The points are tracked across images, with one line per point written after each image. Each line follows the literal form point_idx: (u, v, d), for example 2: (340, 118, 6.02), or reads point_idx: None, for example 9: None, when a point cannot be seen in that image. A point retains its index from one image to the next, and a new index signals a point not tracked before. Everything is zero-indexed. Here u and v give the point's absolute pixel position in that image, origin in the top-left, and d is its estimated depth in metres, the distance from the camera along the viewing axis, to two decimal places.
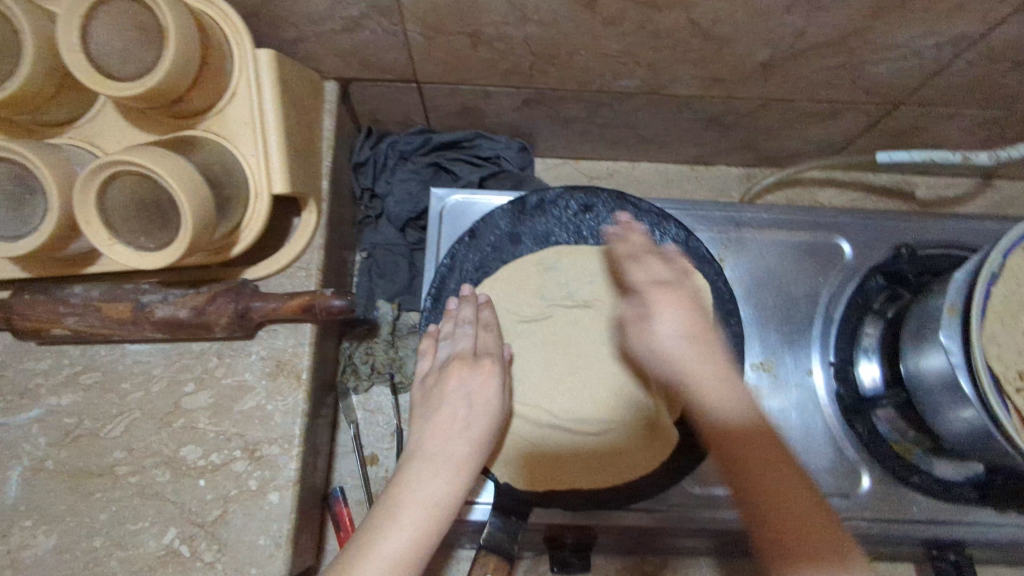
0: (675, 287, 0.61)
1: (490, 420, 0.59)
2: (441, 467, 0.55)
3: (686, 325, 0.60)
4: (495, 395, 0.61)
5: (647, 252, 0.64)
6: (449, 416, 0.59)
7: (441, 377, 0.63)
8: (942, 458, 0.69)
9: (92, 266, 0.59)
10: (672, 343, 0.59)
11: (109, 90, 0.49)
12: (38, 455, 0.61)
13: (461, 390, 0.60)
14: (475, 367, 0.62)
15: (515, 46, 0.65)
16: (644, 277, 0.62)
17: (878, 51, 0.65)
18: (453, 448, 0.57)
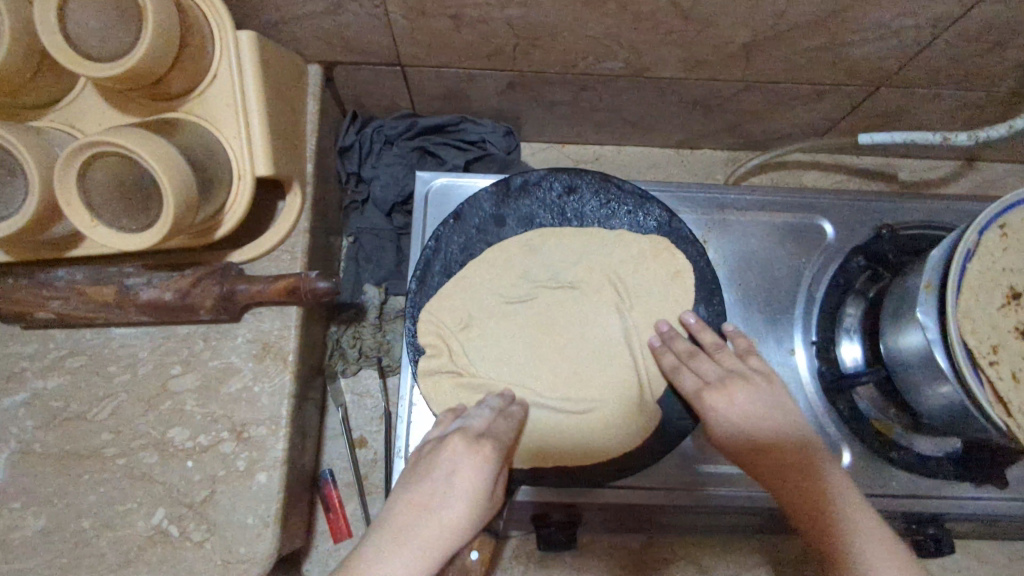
0: (726, 379, 0.59)
1: (470, 507, 0.50)
2: (402, 552, 0.46)
3: (745, 415, 0.57)
4: (484, 481, 0.51)
5: (695, 353, 0.62)
6: (428, 492, 0.50)
7: (437, 448, 0.54)
8: (921, 436, 0.70)
9: (76, 250, 0.59)
10: (735, 440, 0.56)
11: (88, 71, 0.49)
12: (25, 438, 0.62)
13: (451, 467, 0.51)
14: (473, 445, 0.53)
15: (498, 29, 0.65)
16: (692, 383, 0.60)
17: (859, 32, 0.65)
18: (421, 531, 0.48)
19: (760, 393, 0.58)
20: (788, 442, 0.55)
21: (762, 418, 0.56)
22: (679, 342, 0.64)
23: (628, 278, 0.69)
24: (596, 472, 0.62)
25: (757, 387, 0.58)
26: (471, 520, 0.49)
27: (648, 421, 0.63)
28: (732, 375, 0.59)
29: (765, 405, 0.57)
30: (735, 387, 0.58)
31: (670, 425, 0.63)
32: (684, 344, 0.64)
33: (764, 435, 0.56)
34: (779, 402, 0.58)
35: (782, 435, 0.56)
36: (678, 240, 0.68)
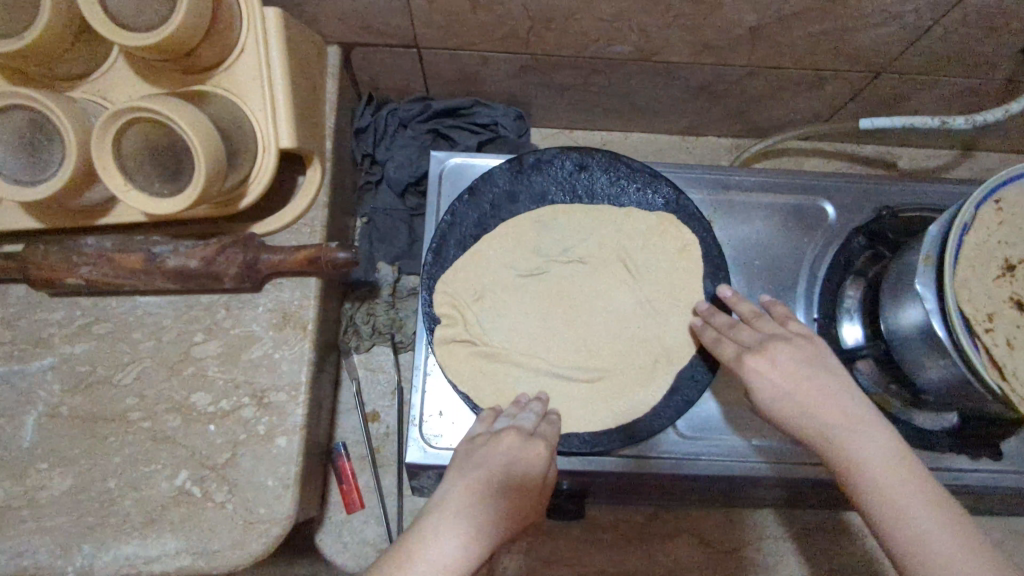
0: (768, 341, 0.58)
1: (524, 498, 0.51)
2: (454, 529, 0.47)
3: (789, 375, 0.55)
4: (534, 477, 0.53)
5: (734, 325, 0.62)
6: (484, 477, 0.51)
7: (493, 439, 0.55)
8: (920, 411, 0.72)
9: (105, 217, 0.61)
10: (782, 402, 0.55)
11: (123, 39, 0.51)
12: (53, 401, 0.64)
13: (508, 458, 0.53)
14: (526, 441, 0.55)
15: (513, 10, 0.68)
16: (733, 351, 0.60)
17: (861, 18, 0.68)
18: (479, 512, 0.48)
19: (803, 352, 0.56)
20: (838, 406, 0.53)
21: (804, 377, 0.55)
22: (717, 317, 0.64)
23: (636, 254, 0.71)
24: (606, 439, 0.64)
25: (797, 347, 0.57)
26: (521, 509, 0.51)
27: (656, 388, 0.66)
28: (772, 338, 0.58)
29: (807, 363, 0.56)
30: (777, 349, 0.57)
31: (678, 392, 0.65)
32: (723, 317, 0.64)
33: (810, 398, 0.54)
34: (823, 360, 0.56)
35: (837, 412, 0.53)
36: (685, 217, 0.70)
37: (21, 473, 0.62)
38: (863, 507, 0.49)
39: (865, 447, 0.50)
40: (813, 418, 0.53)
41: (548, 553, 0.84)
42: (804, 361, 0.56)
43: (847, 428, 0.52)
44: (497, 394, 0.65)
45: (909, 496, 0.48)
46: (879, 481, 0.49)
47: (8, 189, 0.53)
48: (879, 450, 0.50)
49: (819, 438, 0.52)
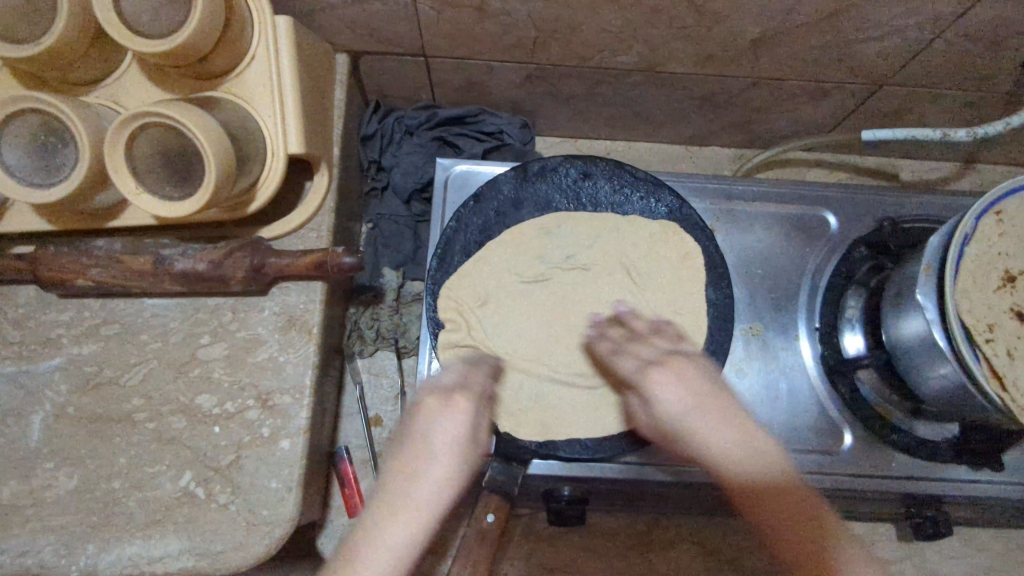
0: (671, 358, 0.62)
1: (456, 462, 0.51)
2: (394, 522, 0.46)
3: (692, 391, 0.59)
4: (467, 443, 0.53)
5: (633, 338, 0.65)
6: (412, 457, 0.50)
7: (415, 412, 0.54)
8: (921, 421, 0.73)
9: (116, 220, 0.62)
10: (686, 417, 0.58)
11: (138, 45, 0.52)
12: (60, 400, 0.64)
13: (437, 430, 0.52)
14: (448, 401, 0.54)
15: (520, 21, 0.69)
16: (633, 365, 0.62)
17: (862, 31, 0.69)
18: (413, 496, 0.48)
19: (707, 370, 0.61)
20: (734, 421, 0.58)
21: (703, 393, 0.59)
22: (612, 331, 0.67)
23: (639, 262, 0.72)
24: (607, 445, 0.64)
25: (696, 364, 0.62)
26: (461, 480, 0.51)
27: None
28: (674, 355, 0.62)
29: (705, 381, 0.60)
30: (679, 365, 0.61)
31: None
32: (619, 333, 0.66)
33: (713, 414, 0.57)
34: (718, 378, 0.61)
35: (735, 428, 0.57)
36: (688, 226, 0.71)
37: (28, 472, 0.63)
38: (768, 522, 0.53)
39: (752, 468, 0.55)
40: (713, 435, 0.56)
41: (549, 559, 0.84)
42: (704, 378, 0.61)
43: (745, 445, 0.56)
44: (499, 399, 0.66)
45: (787, 521, 0.52)
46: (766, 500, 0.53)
47: (22, 190, 0.54)
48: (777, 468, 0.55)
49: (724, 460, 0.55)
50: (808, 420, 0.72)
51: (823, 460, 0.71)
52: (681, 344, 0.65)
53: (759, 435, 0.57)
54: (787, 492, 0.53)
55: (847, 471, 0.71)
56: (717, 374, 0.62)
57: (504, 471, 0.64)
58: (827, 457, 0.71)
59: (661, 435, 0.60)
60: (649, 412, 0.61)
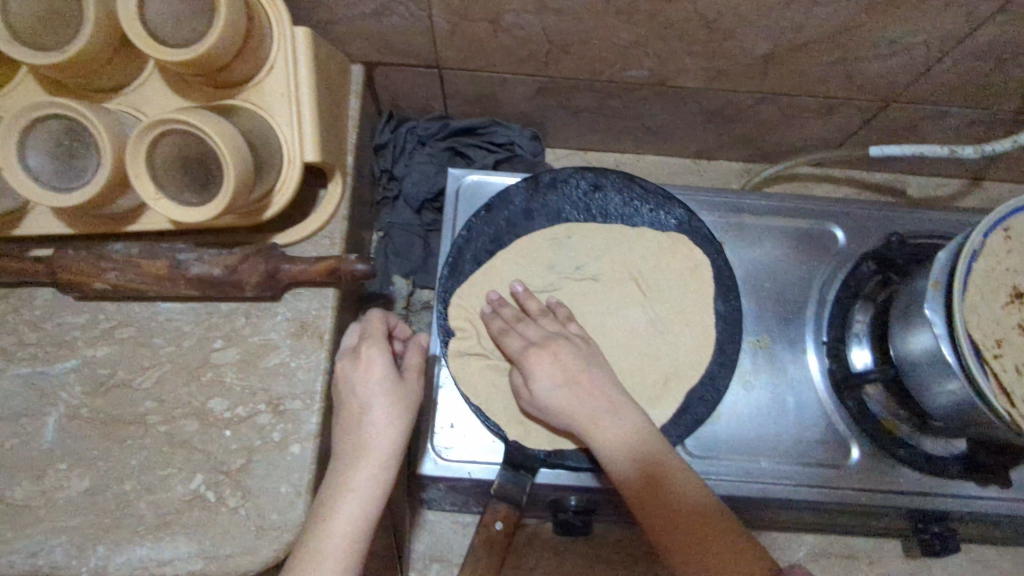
0: (551, 339, 0.64)
1: (387, 403, 0.59)
2: (352, 476, 0.57)
3: (566, 370, 0.62)
4: (396, 386, 0.60)
5: (521, 319, 0.67)
6: (350, 415, 0.60)
7: (339, 377, 0.62)
8: (928, 436, 0.73)
9: (133, 224, 0.63)
10: (558, 396, 0.61)
11: (161, 54, 0.53)
12: (74, 402, 0.65)
13: (366, 384, 0.60)
14: (357, 358, 0.61)
15: (533, 35, 0.70)
16: (517, 346, 0.64)
17: (871, 48, 0.70)
18: (358, 448, 0.58)
19: (577, 350, 0.64)
20: (602, 396, 0.61)
21: (577, 372, 0.62)
22: (506, 309, 0.68)
23: (648, 274, 0.72)
24: None
25: (575, 347, 0.64)
26: (399, 418, 0.59)
27: (666, 407, 0.68)
28: (555, 336, 0.65)
29: (581, 361, 0.63)
30: (556, 346, 0.63)
31: (687, 411, 0.67)
32: (512, 310, 0.68)
33: (582, 392, 0.61)
34: (594, 359, 0.64)
35: (605, 404, 0.60)
36: (697, 239, 0.72)
37: (40, 473, 0.63)
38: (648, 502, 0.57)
39: (611, 432, 0.59)
40: (580, 408, 0.60)
41: (554, 571, 0.84)
42: (580, 359, 0.63)
43: (606, 412, 0.60)
44: (508, 407, 0.67)
45: (640, 462, 0.58)
46: (620, 457, 0.58)
47: (43, 194, 0.54)
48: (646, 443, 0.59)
49: (605, 450, 0.59)
50: (815, 434, 0.72)
51: (832, 474, 0.71)
52: (568, 327, 0.67)
53: (623, 402, 0.61)
54: (639, 442, 0.59)
55: (855, 486, 0.71)
56: (593, 354, 0.65)
57: (513, 479, 0.63)
58: (836, 471, 0.71)
59: (538, 411, 0.63)
60: (527, 391, 0.63)
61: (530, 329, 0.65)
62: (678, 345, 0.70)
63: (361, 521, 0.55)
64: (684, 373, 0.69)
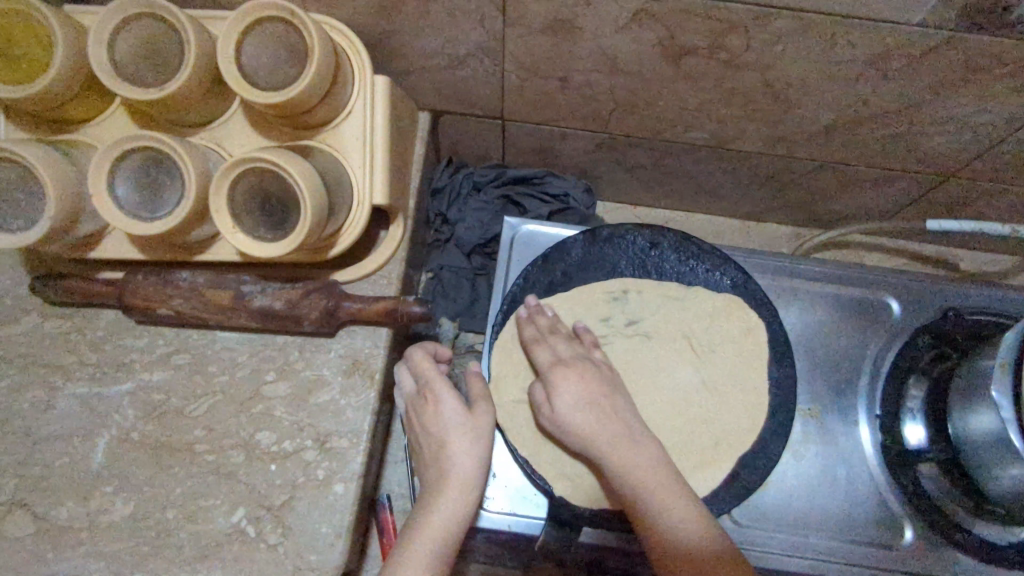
0: (576, 359, 0.65)
1: (458, 433, 0.62)
2: (433, 499, 0.60)
3: (588, 393, 0.62)
4: (460, 416, 0.63)
5: (554, 332, 0.67)
6: (427, 446, 0.64)
7: (414, 414, 0.67)
8: (983, 521, 0.69)
9: (205, 254, 0.65)
10: (578, 415, 0.61)
11: (253, 97, 0.56)
12: (125, 425, 0.65)
13: (435, 420, 0.64)
14: (424, 393, 0.66)
15: (600, 94, 0.72)
16: (547, 359, 0.65)
17: (934, 125, 0.70)
18: (438, 474, 0.62)
19: (603, 374, 0.64)
20: (623, 420, 0.61)
21: (601, 393, 0.62)
22: (542, 319, 0.68)
23: (701, 334, 0.72)
24: None
25: (599, 372, 0.65)
26: (472, 445, 0.62)
27: (716, 473, 0.67)
28: (583, 358, 0.65)
29: (605, 385, 0.63)
30: (583, 366, 0.64)
31: (737, 478, 0.66)
32: (546, 320, 0.68)
33: (602, 410, 0.61)
34: (617, 385, 0.65)
35: (624, 427, 0.61)
36: (752, 301, 0.72)
37: (87, 494, 0.63)
38: (642, 516, 0.56)
39: (632, 461, 0.58)
40: (599, 431, 0.60)
41: None
42: (604, 382, 0.64)
43: (627, 438, 0.60)
44: (555, 461, 0.66)
45: (666, 494, 0.56)
46: (642, 486, 0.57)
47: (128, 222, 0.56)
48: (651, 468, 0.58)
49: (610, 463, 0.59)
50: (868, 511, 0.69)
51: (885, 555, 0.67)
52: (594, 352, 0.68)
53: (642, 433, 0.61)
54: (662, 473, 0.58)
55: (909, 570, 0.67)
56: (619, 383, 0.65)
57: (558, 537, 0.63)
58: (889, 552, 0.67)
59: (554, 429, 0.62)
60: (546, 408, 0.63)
61: (559, 345, 0.66)
62: (730, 409, 0.69)
63: (439, 540, 0.58)
64: (734, 439, 0.68)
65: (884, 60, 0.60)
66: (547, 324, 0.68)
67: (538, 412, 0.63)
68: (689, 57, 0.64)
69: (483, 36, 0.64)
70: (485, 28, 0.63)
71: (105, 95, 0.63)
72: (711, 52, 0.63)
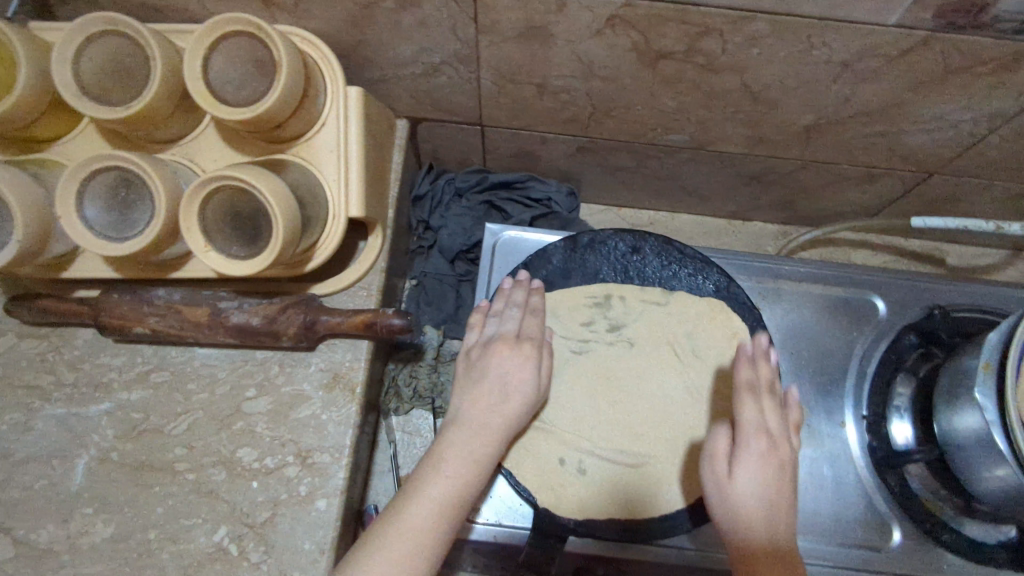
0: (780, 438, 0.63)
1: (523, 399, 0.64)
2: (471, 441, 0.61)
3: (778, 477, 0.61)
4: (531, 388, 0.64)
5: (766, 394, 0.65)
6: (488, 390, 0.64)
7: (486, 352, 0.67)
8: (972, 520, 0.68)
9: (180, 271, 0.64)
10: (757, 498, 0.60)
11: (220, 112, 0.55)
12: (104, 446, 0.65)
13: (511, 377, 0.64)
14: (516, 347, 0.66)
15: (578, 99, 0.71)
16: (752, 421, 0.63)
17: (915, 123, 0.69)
18: (489, 418, 0.62)
19: (792, 461, 0.63)
20: (789, 514, 0.61)
21: (782, 481, 0.61)
22: (760, 373, 0.66)
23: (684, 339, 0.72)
24: (645, 526, 0.64)
25: (787, 456, 0.63)
26: (524, 412, 0.64)
27: None
28: (784, 438, 0.63)
29: (790, 474, 0.62)
30: (782, 449, 0.62)
31: None
32: (755, 373, 0.66)
33: (781, 498, 0.61)
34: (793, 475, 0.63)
35: (788, 522, 0.60)
36: (735, 305, 0.71)
37: (66, 517, 0.63)
38: None
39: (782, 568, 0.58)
40: (767, 529, 0.59)
41: None
42: (788, 471, 0.63)
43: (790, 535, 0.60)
44: (538, 472, 0.66)
45: None
46: None
47: (97, 243, 0.55)
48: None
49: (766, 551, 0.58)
50: (855, 513, 0.68)
51: (873, 557, 0.67)
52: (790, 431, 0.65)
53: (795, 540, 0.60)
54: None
55: (896, 570, 0.67)
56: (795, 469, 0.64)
57: (542, 547, 0.63)
58: (877, 554, 0.67)
59: (722, 492, 0.60)
60: (723, 469, 0.61)
61: (768, 413, 0.64)
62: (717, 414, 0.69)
63: (457, 476, 0.58)
64: None
65: (861, 60, 0.60)
66: (765, 381, 0.66)
67: (712, 466, 0.62)
68: (666, 61, 0.63)
69: (455, 44, 0.63)
70: (457, 36, 0.62)
71: (72, 113, 0.62)
72: (688, 56, 0.62)
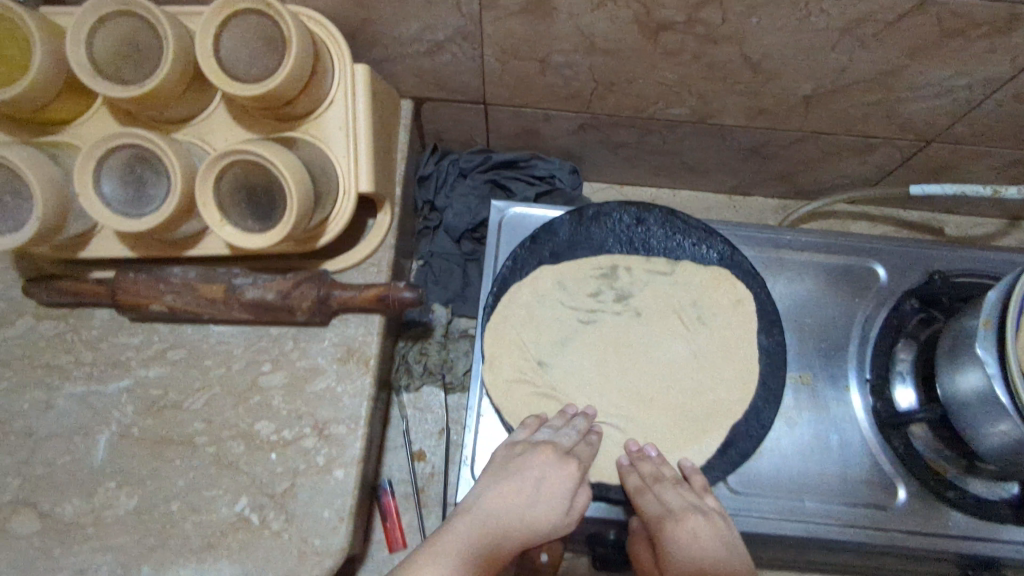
0: (685, 511, 0.60)
1: (549, 513, 0.59)
2: (477, 535, 0.55)
3: (702, 554, 0.59)
4: (562, 517, 0.59)
5: (660, 479, 0.63)
6: (516, 489, 0.59)
7: (529, 451, 0.62)
8: (975, 477, 0.70)
9: (194, 249, 0.65)
10: None
11: (233, 89, 0.56)
12: (125, 422, 0.66)
13: (541, 485, 0.60)
14: (563, 459, 0.61)
15: (581, 74, 0.72)
16: (653, 511, 0.61)
17: (912, 90, 0.71)
18: (506, 519, 0.57)
19: (718, 528, 0.60)
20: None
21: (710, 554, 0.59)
22: (645, 465, 0.65)
23: (690, 307, 0.73)
24: None
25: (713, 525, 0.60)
26: (544, 529, 0.58)
27: (709, 442, 0.68)
28: (692, 508, 0.61)
29: (718, 543, 0.59)
30: (692, 521, 0.60)
31: (731, 447, 0.67)
32: (650, 468, 0.64)
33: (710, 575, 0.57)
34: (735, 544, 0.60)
35: None
36: (738, 273, 0.73)
37: (91, 490, 0.64)
38: None
39: None
40: None
41: None
42: (717, 539, 0.59)
43: None
44: None
45: None
46: None
47: (114, 219, 0.57)
48: None
49: None
50: (861, 474, 0.70)
51: (879, 515, 0.69)
52: (703, 502, 0.62)
53: None
54: None
55: (902, 527, 0.68)
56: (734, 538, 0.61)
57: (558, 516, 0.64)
58: (883, 512, 0.69)
59: None
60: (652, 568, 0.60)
61: (666, 493, 0.62)
62: (723, 378, 0.70)
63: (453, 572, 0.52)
64: (726, 409, 0.69)
65: (858, 27, 0.61)
66: (654, 468, 0.65)
67: None
68: (666, 33, 0.64)
69: (459, 20, 0.64)
70: (461, 12, 0.63)
71: (85, 95, 0.63)
72: (688, 26, 0.63)
